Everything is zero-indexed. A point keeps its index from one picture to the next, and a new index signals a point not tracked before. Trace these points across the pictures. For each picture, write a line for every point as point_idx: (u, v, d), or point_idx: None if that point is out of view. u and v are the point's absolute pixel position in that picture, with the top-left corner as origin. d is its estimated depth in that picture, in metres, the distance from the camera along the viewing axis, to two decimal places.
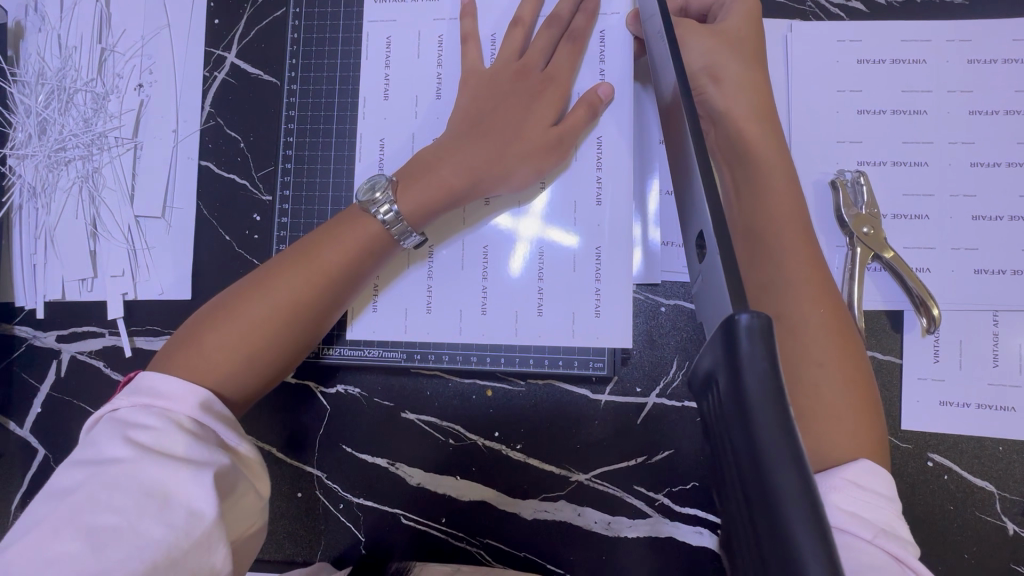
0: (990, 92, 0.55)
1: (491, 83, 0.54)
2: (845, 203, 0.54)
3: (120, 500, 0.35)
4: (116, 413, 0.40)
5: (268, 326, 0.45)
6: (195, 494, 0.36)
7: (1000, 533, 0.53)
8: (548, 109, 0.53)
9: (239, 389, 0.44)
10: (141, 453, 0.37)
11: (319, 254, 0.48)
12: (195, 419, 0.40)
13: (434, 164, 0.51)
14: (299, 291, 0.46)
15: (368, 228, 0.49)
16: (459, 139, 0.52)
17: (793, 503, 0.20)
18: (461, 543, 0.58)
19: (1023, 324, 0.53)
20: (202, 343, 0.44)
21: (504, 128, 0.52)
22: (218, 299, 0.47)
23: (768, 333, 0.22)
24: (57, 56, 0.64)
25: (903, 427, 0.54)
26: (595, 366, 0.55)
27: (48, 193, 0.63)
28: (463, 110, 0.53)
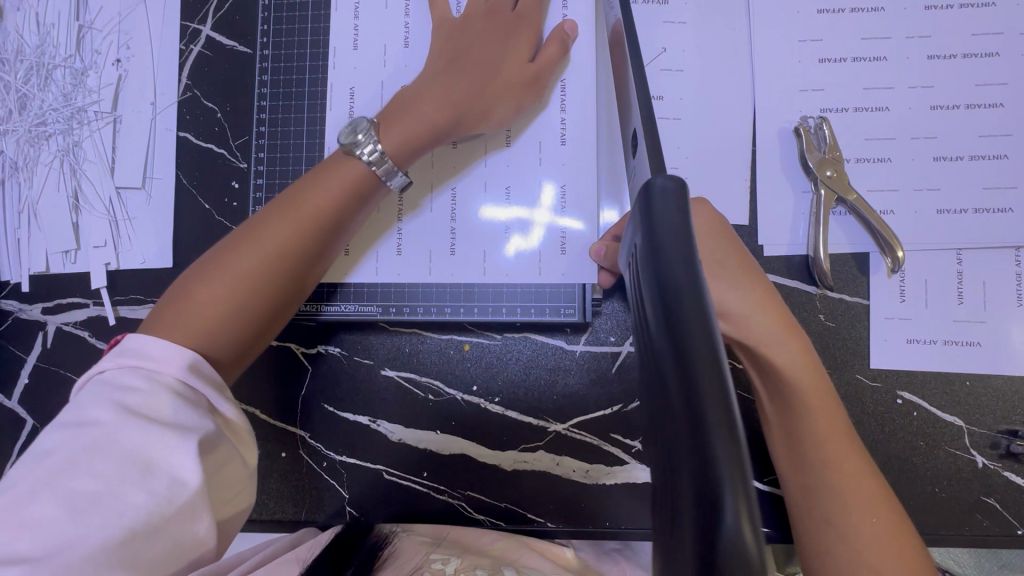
0: (947, 35, 0.56)
1: (464, 23, 0.55)
2: (808, 147, 0.55)
3: (102, 466, 0.35)
4: (104, 373, 0.40)
5: (260, 276, 0.44)
6: (180, 463, 0.36)
7: (970, 466, 0.54)
8: (524, 47, 0.55)
9: (238, 337, 0.44)
10: (127, 417, 0.36)
11: (307, 203, 0.47)
12: (184, 382, 0.40)
13: (413, 103, 0.51)
14: (288, 241, 0.45)
15: (354, 170, 0.49)
16: (437, 78, 0.52)
17: (687, 294, 0.23)
18: (443, 496, 0.59)
19: (984, 261, 0.54)
20: (193, 299, 0.43)
21: (483, 66, 0.53)
22: (202, 257, 0.46)
23: (679, 188, 0.26)
24: (36, 33, 0.65)
25: (872, 366, 0.55)
26: (566, 313, 0.57)
27: (30, 167, 0.64)
28: (438, 50, 0.54)
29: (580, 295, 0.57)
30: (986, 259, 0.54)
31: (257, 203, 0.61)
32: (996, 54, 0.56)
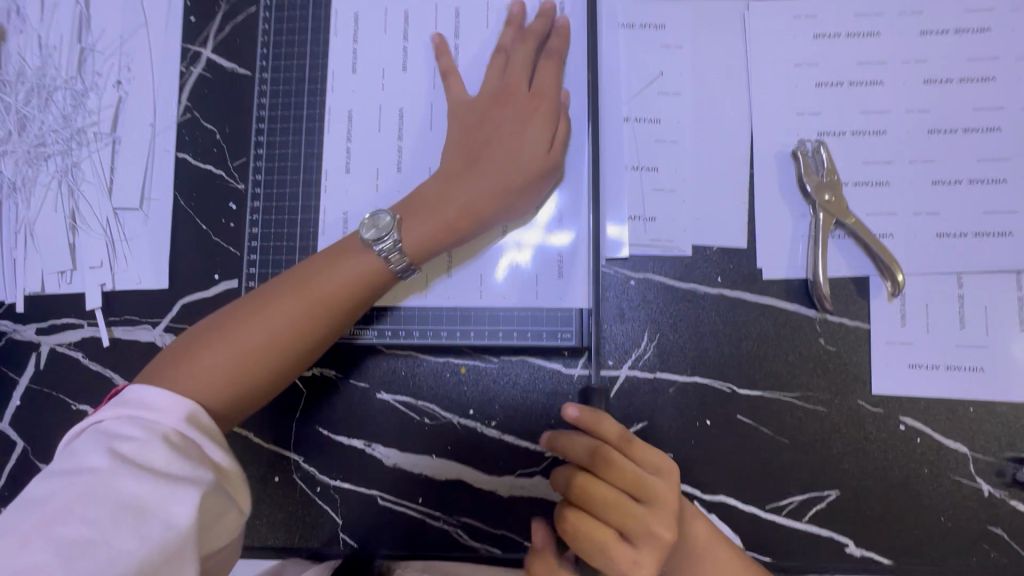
0: (944, 60, 0.57)
1: (478, 109, 0.57)
2: (807, 171, 0.55)
3: (94, 512, 0.35)
4: (103, 421, 0.40)
5: (266, 351, 0.47)
6: (174, 507, 0.36)
7: (976, 495, 0.53)
8: (538, 126, 0.54)
9: (230, 409, 0.46)
10: (121, 463, 0.37)
11: (318, 285, 0.50)
12: (179, 430, 0.40)
13: (433, 202, 0.53)
14: (296, 317, 0.48)
15: (365, 257, 0.51)
16: (457, 174, 0.54)
17: None
18: (438, 522, 0.58)
19: (985, 285, 0.54)
20: (196, 361, 0.45)
21: (498, 156, 0.54)
22: (213, 320, 0.49)
23: None
24: (38, 55, 0.66)
25: (873, 391, 0.54)
26: (563, 337, 0.56)
27: (29, 187, 0.64)
28: (455, 140, 0.56)
29: (577, 318, 0.56)
30: (987, 283, 0.54)
31: (253, 225, 0.61)
32: (993, 79, 0.56)
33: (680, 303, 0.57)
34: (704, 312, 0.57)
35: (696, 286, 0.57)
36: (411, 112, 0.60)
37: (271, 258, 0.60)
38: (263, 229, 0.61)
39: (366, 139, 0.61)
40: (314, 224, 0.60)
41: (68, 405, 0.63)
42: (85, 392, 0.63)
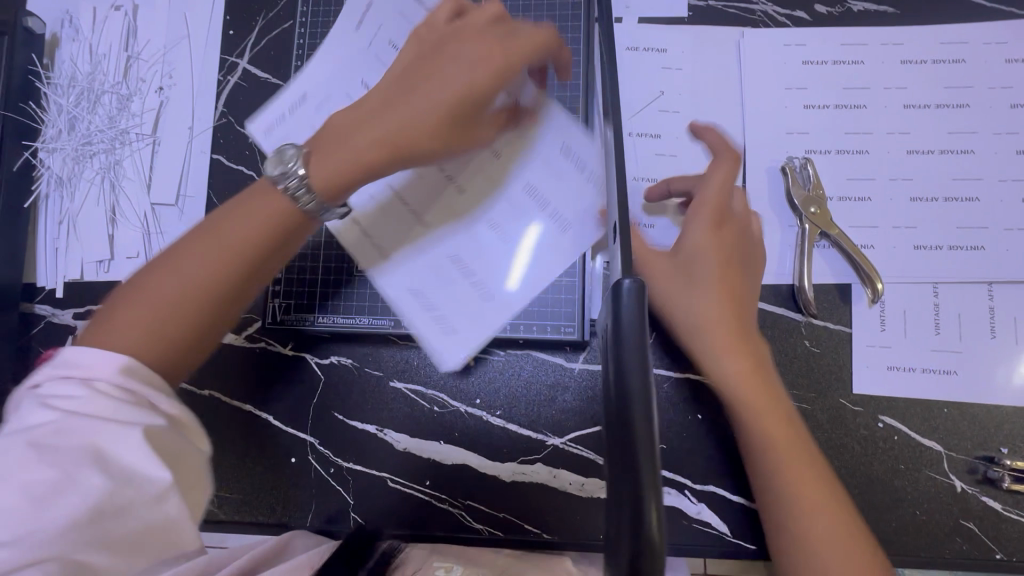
0: (923, 87, 0.62)
1: (419, 51, 0.53)
2: (794, 185, 0.60)
3: (47, 458, 0.37)
4: (44, 385, 0.41)
5: (176, 304, 0.44)
6: (120, 448, 0.38)
7: (950, 490, 0.56)
8: (468, 50, 0.50)
9: (156, 371, 0.44)
10: (64, 416, 0.39)
11: (228, 232, 0.47)
12: (119, 381, 0.41)
13: (352, 130, 0.49)
14: (200, 269, 0.45)
15: (278, 201, 0.48)
16: (377, 104, 0.50)
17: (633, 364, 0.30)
18: (444, 504, 0.62)
19: (959, 295, 0.58)
20: (112, 327, 0.43)
21: (426, 84, 0.50)
22: (132, 282, 0.47)
23: (640, 291, 0.31)
24: (88, 62, 0.72)
25: (854, 391, 0.58)
26: (566, 331, 0.60)
27: (74, 182, 0.70)
28: (393, 79, 0.52)
29: (579, 313, 0.60)
30: (961, 292, 0.58)
31: None
32: (968, 105, 0.61)
33: None
34: None
35: None
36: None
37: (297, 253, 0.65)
38: None
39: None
40: None
41: None
42: None
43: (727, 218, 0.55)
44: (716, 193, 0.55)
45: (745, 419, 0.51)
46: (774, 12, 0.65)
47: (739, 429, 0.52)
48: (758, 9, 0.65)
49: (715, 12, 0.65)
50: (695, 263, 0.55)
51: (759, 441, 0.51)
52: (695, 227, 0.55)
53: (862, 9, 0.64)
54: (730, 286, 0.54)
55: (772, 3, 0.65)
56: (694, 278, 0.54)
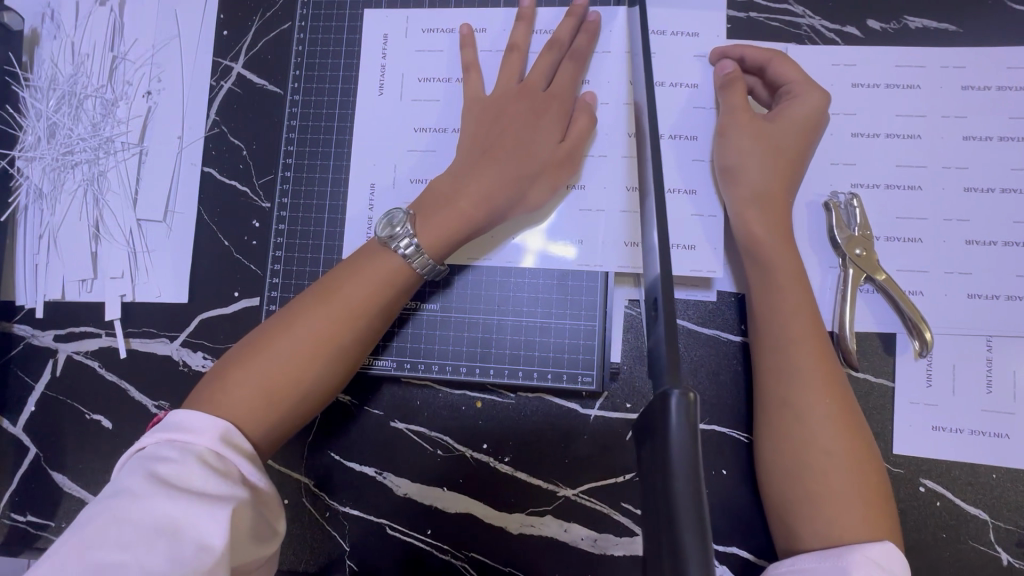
0: (985, 117, 0.56)
1: (496, 105, 0.55)
2: (838, 224, 0.55)
3: (128, 534, 0.37)
4: (144, 449, 0.42)
5: (303, 365, 0.47)
6: (206, 528, 0.38)
7: (994, 563, 0.52)
8: (555, 126, 0.54)
9: (283, 423, 0.47)
10: (155, 485, 0.38)
11: (343, 294, 0.49)
12: (216, 451, 0.42)
13: (449, 197, 0.52)
14: (318, 332, 0.48)
15: (390, 260, 0.50)
16: (472, 168, 0.52)
17: (681, 487, 0.26)
18: (446, 555, 0.58)
19: (1016, 350, 0.53)
20: (229, 382, 0.46)
21: (519, 155, 0.53)
22: (247, 337, 0.50)
23: (691, 408, 0.27)
24: (70, 62, 0.66)
25: (894, 451, 0.53)
26: (583, 380, 0.56)
27: (54, 194, 0.65)
28: (470, 136, 0.54)
29: (598, 362, 0.56)
30: (1018, 347, 0.53)
31: (277, 247, 0.61)
32: None
33: (702, 349, 0.57)
34: (726, 359, 0.56)
35: (718, 333, 0.57)
36: (433, 129, 0.59)
37: (293, 281, 0.60)
38: (286, 250, 0.61)
39: (385, 150, 0.59)
40: (338, 248, 0.60)
41: (82, 414, 0.63)
42: (99, 401, 0.63)
43: (808, 138, 0.53)
44: (803, 135, 0.53)
45: (790, 382, 0.48)
46: (821, 27, 0.58)
47: (782, 393, 0.48)
48: (804, 23, 0.58)
49: (758, 24, 0.59)
50: (767, 198, 0.52)
51: (794, 424, 0.47)
52: (730, 104, 0.54)
53: (919, 27, 0.58)
54: (795, 266, 0.51)
55: (819, 17, 0.58)
56: (742, 182, 0.52)
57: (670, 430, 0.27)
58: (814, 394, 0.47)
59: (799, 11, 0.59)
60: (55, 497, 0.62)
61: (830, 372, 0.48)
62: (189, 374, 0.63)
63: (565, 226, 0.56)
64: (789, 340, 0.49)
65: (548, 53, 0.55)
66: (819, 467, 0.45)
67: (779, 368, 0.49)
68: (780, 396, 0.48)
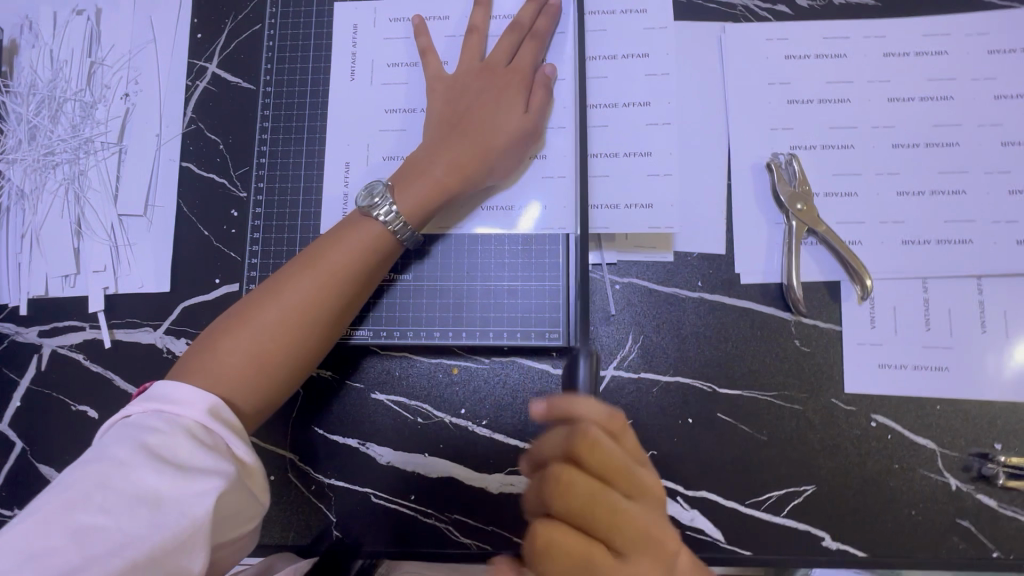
0: (907, 80, 0.61)
1: (460, 84, 0.59)
2: (779, 180, 0.59)
3: (112, 501, 0.38)
4: (130, 418, 0.43)
5: (291, 328, 0.50)
6: (188, 498, 0.39)
7: (945, 488, 0.55)
8: (518, 98, 0.58)
9: (275, 387, 0.49)
10: (141, 454, 0.40)
11: (326, 262, 0.52)
12: (202, 424, 0.43)
13: (423, 166, 0.56)
14: (305, 297, 0.50)
15: (372, 227, 0.54)
16: (443, 142, 0.56)
17: None
18: (430, 519, 0.60)
19: (949, 289, 0.57)
20: (220, 348, 0.48)
21: (486, 126, 0.56)
22: (232, 308, 0.51)
23: None
24: (49, 68, 0.69)
25: (846, 390, 0.57)
26: (551, 338, 0.59)
27: (36, 194, 0.67)
28: (439, 115, 0.58)
29: (565, 320, 0.59)
30: (950, 287, 0.57)
31: (255, 231, 0.64)
32: (952, 98, 0.60)
33: (663, 306, 0.60)
34: (685, 313, 0.60)
35: (677, 290, 0.60)
36: (402, 110, 0.62)
37: (271, 262, 0.63)
38: (264, 235, 0.63)
39: (355, 135, 0.63)
40: (314, 229, 0.63)
41: (68, 406, 0.64)
42: (84, 392, 0.65)
43: None
44: None
45: None
46: (754, 7, 0.63)
47: None
48: (739, 3, 0.63)
49: (696, 7, 0.64)
50: None
51: None
52: None
53: (843, 3, 0.63)
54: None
55: None
56: None
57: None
58: None
59: None
60: (43, 490, 0.63)
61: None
62: (173, 360, 0.64)
63: (526, 193, 0.60)
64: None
65: (510, 34, 0.59)
66: None
67: None
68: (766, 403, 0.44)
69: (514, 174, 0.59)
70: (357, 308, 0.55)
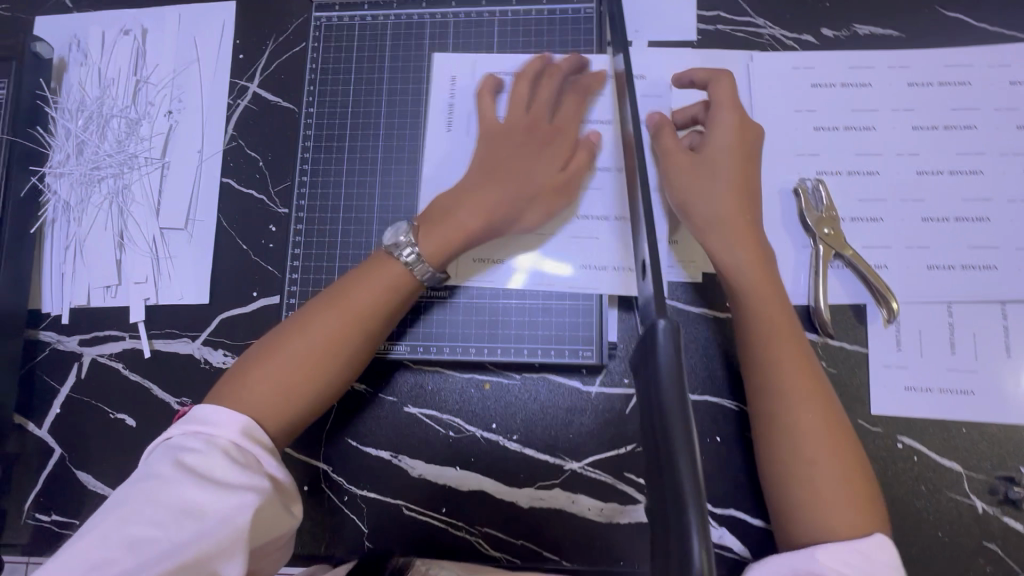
0: (930, 109, 0.62)
1: (491, 130, 0.61)
2: (806, 207, 0.61)
3: (159, 513, 0.40)
4: (171, 438, 0.45)
5: (312, 365, 0.51)
6: (227, 510, 0.41)
7: (970, 511, 0.56)
8: (551, 146, 0.60)
9: (294, 422, 0.50)
10: (184, 471, 0.42)
11: (353, 299, 0.53)
12: (237, 444, 0.45)
13: (452, 210, 0.57)
14: (328, 336, 0.52)
15: (393, 268, 0.55)
16: (469, 188, 0.58)
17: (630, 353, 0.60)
18: (460, 532, 0.61)
19: (974, 314, 0.59)
20: (247, 379, 0.49)
21: (749, 159, 0.57)
22: (262, 340, 0.53)
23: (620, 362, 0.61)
24: (97, 86, 0.71)
25: (872, 411, 0.58)
26: (584, 355, 0.60)
27: (81, 207, 0.69)
28: (470, 161, 0.60)
29: (597, 338, 0.61)
30: (975, 311, 0.59)
31: (295, 246, 0.65)
32: (975, 127, 0.62)
33: (692, 326, 0.61)
34: (713, 333, 0.61)
35: (705, 310, 0.62)
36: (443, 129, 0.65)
37: (311, 277, 0.64)
38: (303, 251, 0.65)
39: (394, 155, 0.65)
40: (353, 244, 0.65)
41: (106, 414, 0.66)
42: (122, 400, 0.66)
43: None
44: None
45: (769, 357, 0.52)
46: (781, 36, 0.65)
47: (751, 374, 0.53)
48: (766, 33, 0.65)
49: (725, 35, 0.66)
50: (725, 223, 0.55)
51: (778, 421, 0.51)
52: (664, 146, 0.59)
53: (868, 33, 0.65)
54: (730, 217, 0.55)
55: (779, 27, 0.65)
56: (695, 213, 0.56)
57: (675, 447, 0.31)
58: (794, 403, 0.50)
59: (761, 22, 0.66)
60: (80, 496, 0.65)
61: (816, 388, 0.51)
62: (210, 371, 0.66)
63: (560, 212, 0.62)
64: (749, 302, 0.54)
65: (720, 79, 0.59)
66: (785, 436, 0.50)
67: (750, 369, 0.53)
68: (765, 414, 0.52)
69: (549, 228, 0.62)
70: (375, 347, 0.56)
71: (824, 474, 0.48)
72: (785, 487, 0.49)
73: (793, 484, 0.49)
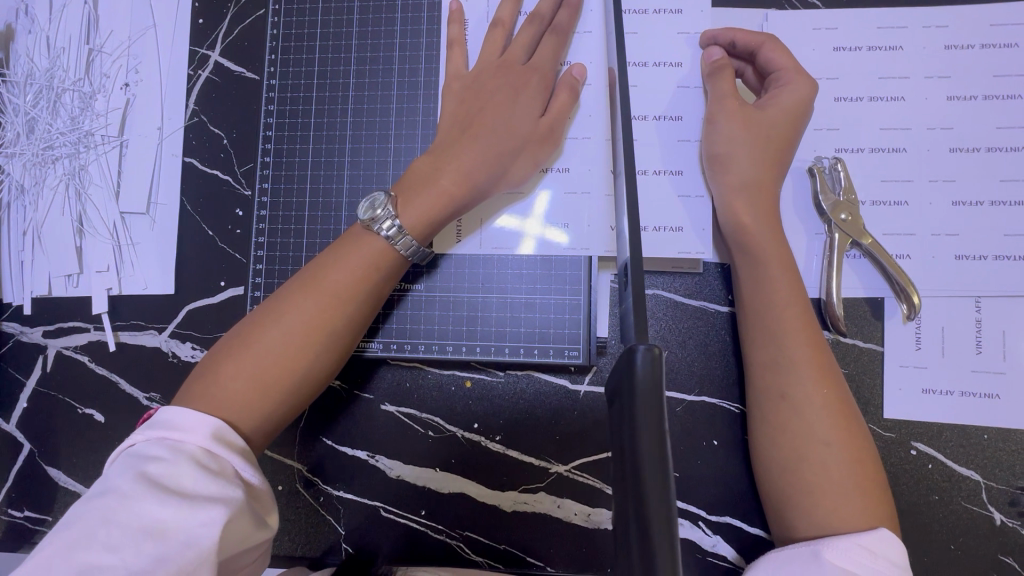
0: (969, 76, 0.55)
1: (475, 81, 0.55)
2: (823, 190, 0.54)
3: (116, 537, 0.36)
4: (133, 447, 0.41)
5: (291, 354, 0.46)
6: (194, 529, 0.37)
7: (987, 523, 0.52)
8: (536, 98, 0.54)
9: (280, 413, 0.47)
10: (145, 486, 0.37)
11: (329, 280, 0.48)
12: (207, 450, 0.41)
13: (431, 174, 0.51)
14: (305, 321, 0.47)
15: (373, 242, 0.50)
16: (451, 146, 0.52)
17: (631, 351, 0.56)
18: (441, 535, 0.58)
19: (1006, 310, 0.53)
20: (220, 373, 0.45)
21: (794, 121, 0.52)
22: (235, 328, 0.48)
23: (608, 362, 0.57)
24: (46, 56, 0.66)
25: (885, 415, 0.53)
26: (570, 354, 0.56)
27: (36, 189, 0.64)
28: (451, 115, 0.54)
29: (584, 336, 0.56)
30: (1007, 307, 0.53)
31: (260, 233, 0.60)
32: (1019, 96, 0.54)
33: (690, 320, 0.57)
34: (713, 329, 0.56)
35: (705, 304, 0.57)
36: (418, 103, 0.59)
37: (277, 267, 0.60)
38: (268, 238, 0.60)
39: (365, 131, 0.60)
40: (321, 230, 0.60)
41: (74, 409, 0.63)
42: (89, 394, 0.63)
43: None
44: None
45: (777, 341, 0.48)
46: None
47: (760, 354, 0.49)
48: None
49: None
50: (754, 189, 0.51)
51: (785, 412, 0.47)
52: (719, 91, 0.53)
53: None
54: (764, 181, 0.51)
55: None
56: (732, 171, 0.51)
57: (647, 485, 0.26)
58: (808, 386, 0.46)
59: None
60: (51, 493, 0.63)
61: (825, 367, 0.47)
62: (179, 365, 0.63)
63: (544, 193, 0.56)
64: (766, 274, 0.49)
65: (801, 79, 0.52)
66: (791, 425, 0.46)
67: (771, 362, 0.48)
68: (775, 390, 0.48)
69: (528, 186, 0.56)
70: (362, 329, 0.51)
71: (835, 456, 0.44)
72: (792, 467, 0.45)
73: (804, 466, 0.45)
